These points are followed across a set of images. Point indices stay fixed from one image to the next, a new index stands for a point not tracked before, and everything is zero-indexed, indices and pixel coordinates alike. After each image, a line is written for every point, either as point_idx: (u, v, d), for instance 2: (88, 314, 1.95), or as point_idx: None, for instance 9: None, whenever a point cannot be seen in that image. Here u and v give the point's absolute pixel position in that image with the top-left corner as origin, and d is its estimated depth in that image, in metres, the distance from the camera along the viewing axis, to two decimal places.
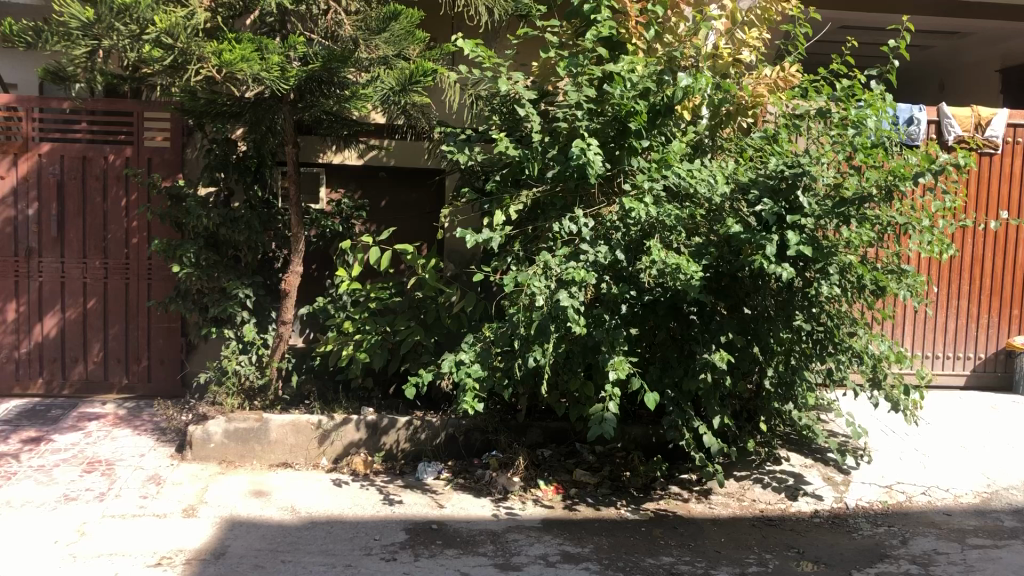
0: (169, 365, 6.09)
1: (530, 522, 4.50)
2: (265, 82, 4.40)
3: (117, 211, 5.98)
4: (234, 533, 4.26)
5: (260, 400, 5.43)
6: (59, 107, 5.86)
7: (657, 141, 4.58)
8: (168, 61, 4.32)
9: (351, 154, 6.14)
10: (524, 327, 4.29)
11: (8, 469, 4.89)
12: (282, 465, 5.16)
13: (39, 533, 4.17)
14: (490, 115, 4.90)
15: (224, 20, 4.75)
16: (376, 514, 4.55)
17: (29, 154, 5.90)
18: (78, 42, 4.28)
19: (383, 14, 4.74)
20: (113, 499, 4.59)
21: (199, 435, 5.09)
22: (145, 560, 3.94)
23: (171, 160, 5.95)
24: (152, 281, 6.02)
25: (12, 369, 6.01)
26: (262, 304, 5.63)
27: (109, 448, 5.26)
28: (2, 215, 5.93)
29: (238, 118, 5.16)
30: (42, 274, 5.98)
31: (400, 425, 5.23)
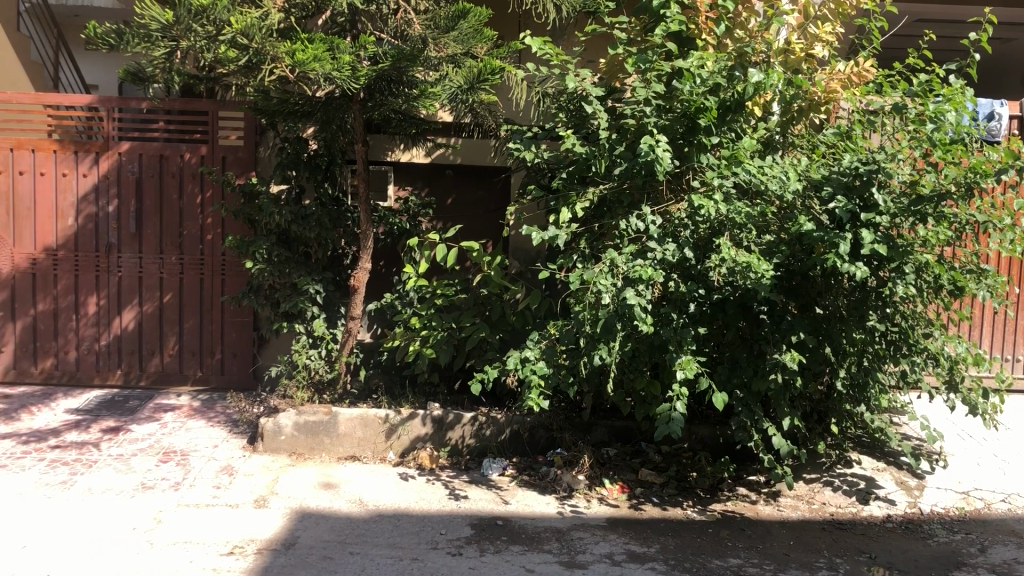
0: (242, 359, 6.23)
1: (595, 521, 4.49)
2: (336, 81, 4.45)
3: (192, 208, 6.14)
4: (303, 524, 4.34)
5: (329, 394, 5.52)
6: (138, 107, 6.04)
7: (728, 137, 4.52)
8: (243, 61, 4.41)
9: (418, 153, 6.22)
10: (590, 325, 4.28)
11: (89, 458, 5.06)
12: (350, 458, 5.24)
13: (118, 520, 4.31)
14: (558, 113, 4.88)
15: (297, 20, 4.83)
16: (442, 509, 4.59)
17: (109, 153, 6.09)
18: (157, 43, 4.40)
19: (452, 13, 4.74)
20: (188, 488, 4.71)
21: (271, 428, 5.20)
22: (218, 549, 4.04)
23: (244, 159, 6.09)
24: (226, 276, 6.17)
25: (92, 361, 6.23)
26: (332, 300, 5.73)
27: (184, 439, 5.41)
28: (84, 212, 6.14)
29: (309, 117, 5.26)
30: (121, 269, 6.17)
31: (466, 420, 5.26)
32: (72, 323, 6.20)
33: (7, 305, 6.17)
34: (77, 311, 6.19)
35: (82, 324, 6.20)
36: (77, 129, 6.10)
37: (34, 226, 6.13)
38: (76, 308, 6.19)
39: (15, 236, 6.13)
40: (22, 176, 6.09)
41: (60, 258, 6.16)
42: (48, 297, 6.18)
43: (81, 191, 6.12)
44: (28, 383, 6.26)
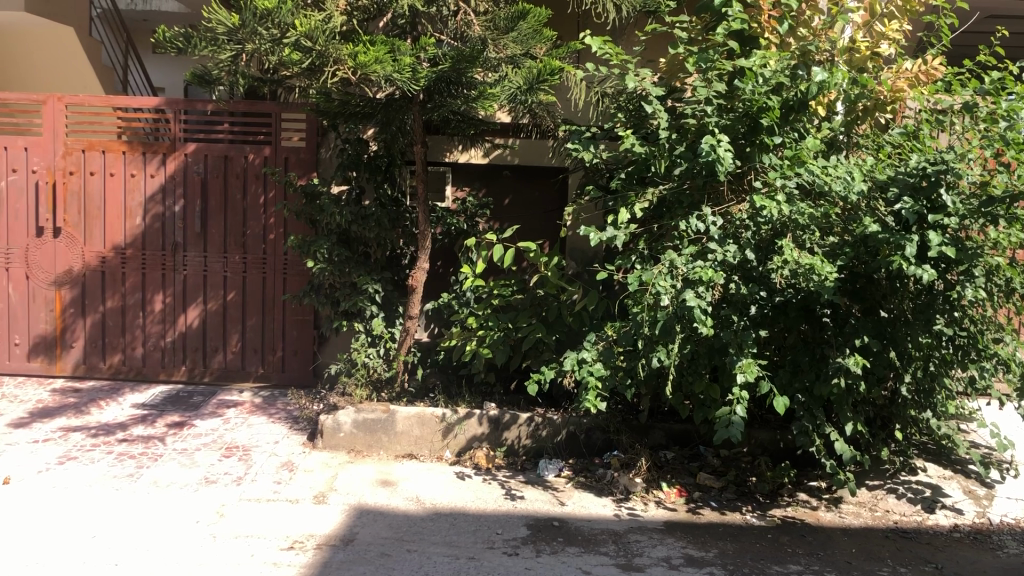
0: (302, 357, 6.33)
1: (652, 524, 4.46)
2: (397, 82, 4.50)
3: (256, 209, 6.25)
4: (361, 521, 4.39)
5: (387, 392, 5.57)
6: (204, 109, 6.18)
7: (791, 137, 4.45)
8: (306, 63, 4.46)
9: (476, 154, 6.24)
10: (648, 327, 4.26)
11: (155, 451, 5.19)
12: (407, 456, 5.28)
13: (182, 513, 4.41)
14: (617, 113, 4.84)
15: (359, 23, 4.89)
16: (498, 508, 4.60)
17: (176, 154, 6.23)
18: (223, 47, 4.50)
19: (512, 14, 4.76)
20: (250, 483, 4.80)
21: (330, 425, 5.28)
22: (279, 543, 4.10)
23: (306, 160, 6.18)
24: (288, 275, 6.27)
25: (158, 357, 6.38)
26: (390, 300, 5.78)
27: (246, 434, 5.51)
28: (151, 212, 6.29)
29: (370, 118, 5.31)
30: (187, 267, 6.31)
31: (522, 421, 5.26)
32: (139, 320, 6.36)
33: (77, 302, 6.36)
34: (144, 309, 6.35)
35: (149, 321, 6.36)
36: (145, 130, 6.25)
37: (104, 225, 6.31)
38: (143, 305, 6.35)
39: (85, 234, 6.31)
40: (93, 176, 6.27)
41: (129, 256, 6.32)
42: (117, 295, 6.35)
43: (148, 191, 6.28)
44: (98, 377, 6.45)
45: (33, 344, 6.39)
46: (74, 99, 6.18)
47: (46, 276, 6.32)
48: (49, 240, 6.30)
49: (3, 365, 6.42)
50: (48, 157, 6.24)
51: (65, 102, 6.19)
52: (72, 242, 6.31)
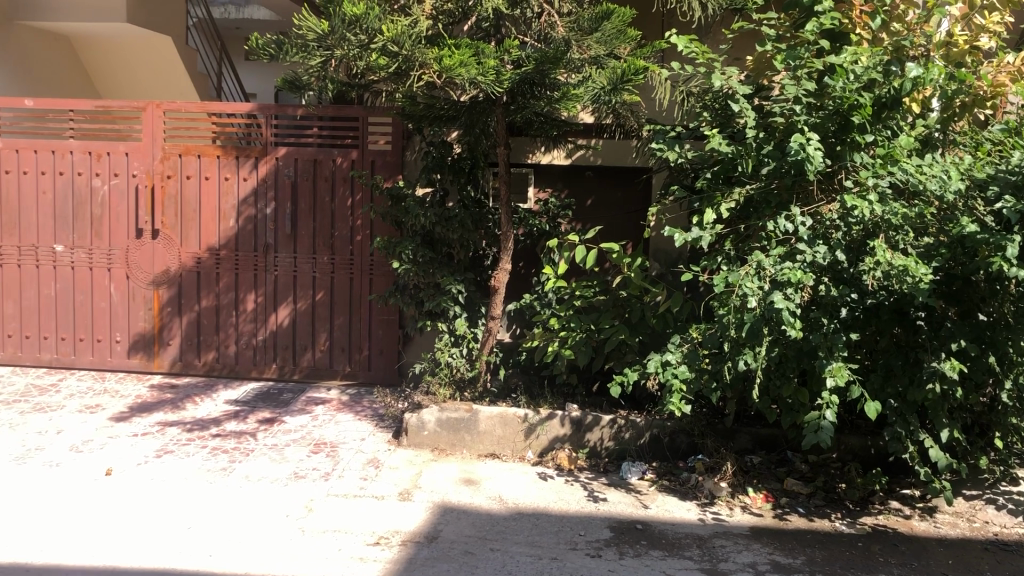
0: (387, 356, 6.43)
1: (738, 529, 4.39)
2: (481, 85, 4.54)
3: (343, 210, 6.38)
4: (445, 519, 4.44)
5: (470, 392, 5.62)
6: (294, 114, 6.35)
7: (883, 136, 4.33)
8: (393, 68, 4.57)
9: (559, 155, 6.21)
10: (734, 329, 4.20)
11: (246, 446, 5.36)
12: (490, 456, 5.32)
13: (272, 507, 4.54)
14: (702, 112, 4.81)
15: (444, 27, 4.96)
16: (581, 510, 4.59)
17: (268, 158, 6.42)
18: (312, 53, 4.59)
19: (596, 15, 4.76)
20: (337, 479, 4.91)
21: (415, 423, 5.37)
22: (365, 539, 4.19)
23: (392, 162, 6.28)
24: (374, 275, 6.38)
25: (250, 355, 6.58)
26: (472, 300, 5.83)
27: (334, 431, 5.63)
28: (244, 214, 6.48)
29: (454, 121, 5.38)
30: (278, 268, 6.49)
31: (605, 422, 5.22)
32: (232, 319, 6.57)
33: (174, 301, 6.60)
34: (236, 308, 6.56)
35: (242, 320, 6.56)
36: (238, 135, 6.44)
37: (200, 227, 6.53)
38: (236, 305, 6.55)
39: (182, 236, 6.55)
40: (189, 180, 6.50)
41: (222, 257, 6.53)
42: (211, 294, 6.57)
43: (241, 194, 6.47)
44: (193, 374, 6.68)
45: (133, 341, 6.66)
46: (172, 105, 6.42)
47: (145, 276, 6.58)
48: (148, 241, 6.56)
49: (105, 361, 6.71)
50: (147, 161, 6.49)
51: (163, 109, 6.43)
52: (169, 243, 6.55)
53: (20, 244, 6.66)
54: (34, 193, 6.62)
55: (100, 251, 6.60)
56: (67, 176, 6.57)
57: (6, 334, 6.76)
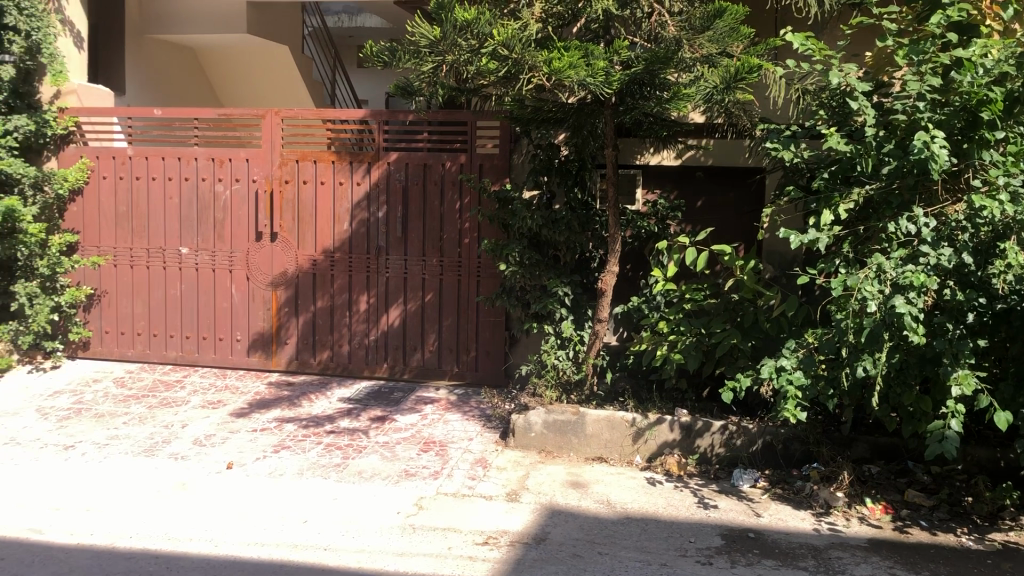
0: (494, 357, 6.47)
1: (855, 541, 4.24)
2: (591, 87, 4.54)
3: (452, 213, 6.46)
4: (553, 521, 4.45)
5: (577, 394, 5.60)
6: (404, 120, 6.48)
7: (1015, 132, 4.10)
8: (502, 71, 4.59)
9: (668, 155, 6.12)
10: (852, 335, 4.09)
11: (359, 443, 5.50)
12: (597, 459, 5.30)
13: (384, 504, 4.64)
14: (818, 110, 4.68)
15: (553, 30, 4.96)
16: (691, 516, 4.53)
17: (380, 163, 6.57)
18: (425, 59, 4.71)
19: (707, 13, 4.66)
20: (446, 478, 4.98)
21: (522, 424, 5.41)
22: (474, 538, 4.23)
23: (499, 165, 6.32)
24: (481, 277, 6.44)
25: (363, 354, 6.75)
26: (580, 303, 5.79)
27: (443, 430, 5.72)
28: (358, 217, 6.65)
29: (562, 123, 5.38)
30: (389, 270, 6.63)
31: (716, 428, 5.12)
32: (346, 319, 6.75)
33: (291, 302, 6.82)
34: (350, 309, 6.73)
35: (355, 320, 6.73)
36: (351, 141, 6.63)
37: (316, 230, 6.74)
38: (349, 305, 6.73)
39: (298, 239, 6.77)
40: (306, 185, 6.72)
41: (337, 259, 6.72)
42: (326, 295, 6.77)
43: (355, 198, 6.64)
44: (308, 373, 6.89)
45: (252, 340, 6.92)
46: (290, 113, 6.65)
47: (264, 278, 6.83)
48: (267, 243, 6.80)
49: (226, 359, 7.00)
50: (266, 167, 6.75)
51: (281, 117, 6.67)
52: (287, 246, 6.78)
53: (149, 246, 7.01)
54: (162, 198, 6.96)
55: (222, 253, 6.89)
56: (192, 181, 6.88)
57: (136, 332, 7.12)
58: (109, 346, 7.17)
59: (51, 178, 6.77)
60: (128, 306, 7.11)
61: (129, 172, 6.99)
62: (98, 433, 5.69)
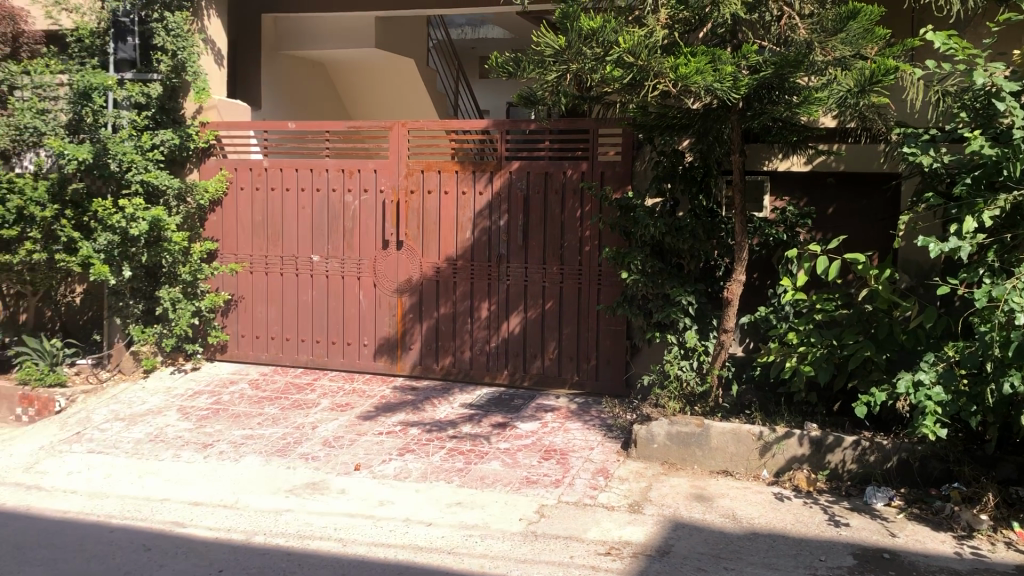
0: (615, 366, 6.41)
1: (1001, 567, 4.00)
2: (718, 92, 4.46)
3: (573, 221, 6.46)
4: (677, 534, 4.38)
5: (701, 406, 5.50)
6: (526, 129, 6.53)
7: None
8: (628, 79, 4.52)
9: (798, 160, 6.01)
10: (998, 348, 3.86)
11: (481, 449, 5.56)
12: (722, 472, 5.18)
13: (505, 510, 4.67)
14: (959, 111, 4.46)
15: (679, 35, 4.90)
16: (821, 534, 4.37)
17: (502, 171, 6.64)
18: (550, 68, 4.75)
19: (841, 15, 4.51)
20: (568, 486, 4.97)
21: (644, 435, 5.36)
22: (597, 548, 4.21)
23: (621, 173, 6.29)
24: (602, 286, 6.40)
25: (484, 361, 6.82)
26: (704, 312, 5.67)
27: (564, 439, 5.72)
28: (480, 226, 6.74)
29: (687, 129, 5.25)
30: (510, 278, 6.68)
31: (847, 443, 4.93)
32: (468, 325, 6.84)
33: (415, 308, 6.97)
34: (472, 315, 6.82)
35: (476, 327, 6.81)
36: (474, 151, 6.73)
37: (439, 238, 6.86)
38: (471, 312, 6.82)
39: (423, 247, 6.91)
40: (430, 195, 6.86)
41: (459, 267, 6.82)
42: (449, 302, 6.88)
43: (477, 207, 6.74)
44: (431, 378, 7.01)
45: (378, 345, 7.11)
46: (415, 124, 6.82)
47: (390, 284, 7.00)
48: (393, 251, 6.98)
49: (354, 364, 7.20)
50: (393, 177, 6.93)
51: (407, 128, 6.85)
52: (411, 254, 6.93)
53: (283, 254, 7.30)
54: (294, 208, 7.23)
55: (351, 260, 7.10)
56: (323, 192, 7.14)
57: (269, 336, 7.42)
58: (245, 349, 7.50)
59: (194, 190, 7.16)
60: (263, 311, 7.41)
61: (264, 183, 7.30)
62: (234, 433, 5.96)
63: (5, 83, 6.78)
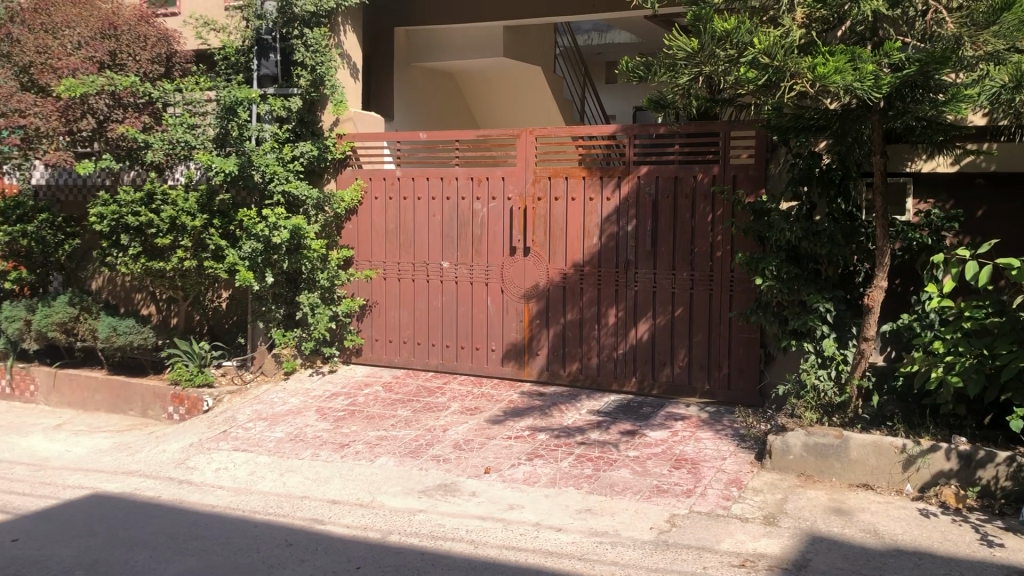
0: (748, 375, 6.26)
1: None
2: (858, 92, 4.30)
3: (704, 226, 6.36)
4: (815, 548, 4.24)
5: (839, 417, 5.32)
6: (656, 133, 6.49)
7: None
8: (763, 80, 4.47)
9: (944, 161, 5.72)
10: None
11: (611, 456, 5.54)
12: (863, 486, 4.98)
13: (635, 518, 4.63)
14: None
15: (817, 35, 4.77)
16: (972, 554, 4.14)
17: (630, 177, 6.61)
18: (681, 72, 4.72)
19: (993, 6, 4.21)
20: (699, 496, 4.90)
21: (779, 445, 5.22)
22: (731, 560, 4.12)
23: (755, 176, 6.15)
24: (734, 292, 6.27)
25: (611, 368, 6.78)
26: (842, 320, 5.47)
27: (696, 448, 5.64)
28: (608, 231, 6.72)
29: (824, 131, 5.09)
30: (638, 283, 6.62)
31: (1000, 459, 4.65)
32: (595, 332, 6.82)
33: (543, 314, 7.00)
34: (599, 322, 6.80)
35: (604, 333, 6.79)
36: (601, 156, 6.73)
37: (566, 244, 6.88)
38: (598, 318, 6.80)
39: (550, 253, 6.94)
40: (558, 201, 6.90)
41: (586, 273, 6.82)
42: (576, 308, 6.88)
43: (605, 213, 6.72)
44: (559, 383, 7.03)
45: (506, 350, 7.18)
46: (543, 131, 6.89)
47: (517, 290, 7.07)
48: (520, 258, 7.05)
49: (483, 369, 7.30)
50: (521, 184, 7.01)
51: (535, 135, 6.92)
52: (539, 260, 6.98)
53: (414, 260, 7.48)
54: (425, 215, 7.41)
55: (479, 267, 7.22)
56: (452, 199, 7.28)
57: (401, 341, 7.61)
58: (379, 353, 7.72)
59: (330, 200, 7.43)
60: (395, 316, 7.61)
61: (396, 192, 7.50)
62: (369, 434, 6.14)
63: (159, 101, 7.13)
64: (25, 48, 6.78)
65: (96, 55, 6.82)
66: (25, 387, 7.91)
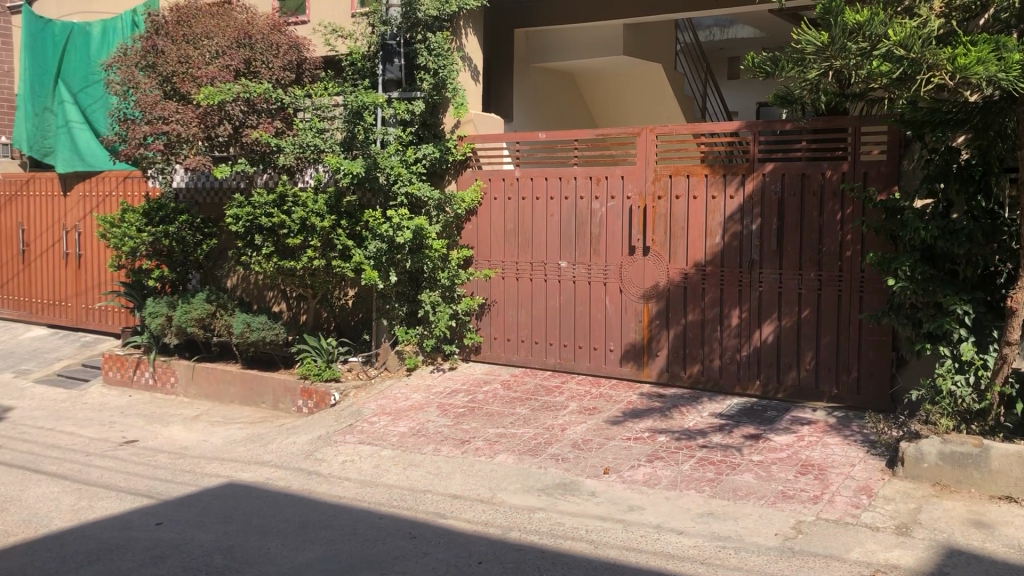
0: (879, 380, 6.04)
1: None
2: (1003, 84, 4.03)
3: (833, 225, 6.16)
4: (952, 561, 4.05)
5: (978, 425, 5.04)
6: (781, 129, 6.36)
7: None
8: (896, 73, 4.28)
9: None
10: None
11: (733, 460, 5.44)
12: (1006, 498, 4.72)
13: (759, 524, 4.54)
14: None
15: (958, 24, 4.56)
16: None
17: (754, 174, 6.48)
18: (810, 66, 4.62)
19: None
20: (827, 503, 4.76)
21: (912, 453, 5.00)
22: (861, 570, 3.99)
23: (887, 173, 5.94)
24: (865, 293, 6.05)
25: (734, 370, 6.65)
26: (982, 323, 5.20)
27: (823, 453, 5.48)
28: (731, 230, 6.59)
29: (963, 126, 4.88)
30: (763, 284, 6.47)
31: None
32: (717, 333, 6.69)
33: (662, 315, 6.93)
34: (721, 323, 6.67)
35: (726, 335, 6.66)
36: (723, 154, 6.63)
37: (687, 243, 6.79)
38: (720, 319, 6.67)
39: (670, 253, 6.86)
40: (679, 200, 6.82)
41: (708, 273, 6.71)
42: (697, 309, 6.77)
43: (728, 211, 6.60)
44: (679, 385, 6.94)
45: (625, 350, 7.14)
46: (664, 129, 6.83)
47: (637, 290, 7.02)
48: (639, 257, 7.00)
49: (601, 369, 7.28)
50: (641, 183, 6.96)
51: (656, 134, 6.88)
52: (659, 260, 6.91)
53: (533, 260, 7.54)
54: (543, 215, 7.44)
55: (598, 266, 7.20)
56: (571, 199, 7.29)
57: (519, 339, 7.67)
58: (497, 352, 7.80)
59: (451, 200, 7.56)
60: (513, 315, 7.68)
61: (515, 193, 7.57)
62: (490, 431, 6.22)
63: (290, 106, 7.43)
64: (169, 59, 7.24)
65: (232, 64, 7.19)
66: (167, 379, 8.37)
